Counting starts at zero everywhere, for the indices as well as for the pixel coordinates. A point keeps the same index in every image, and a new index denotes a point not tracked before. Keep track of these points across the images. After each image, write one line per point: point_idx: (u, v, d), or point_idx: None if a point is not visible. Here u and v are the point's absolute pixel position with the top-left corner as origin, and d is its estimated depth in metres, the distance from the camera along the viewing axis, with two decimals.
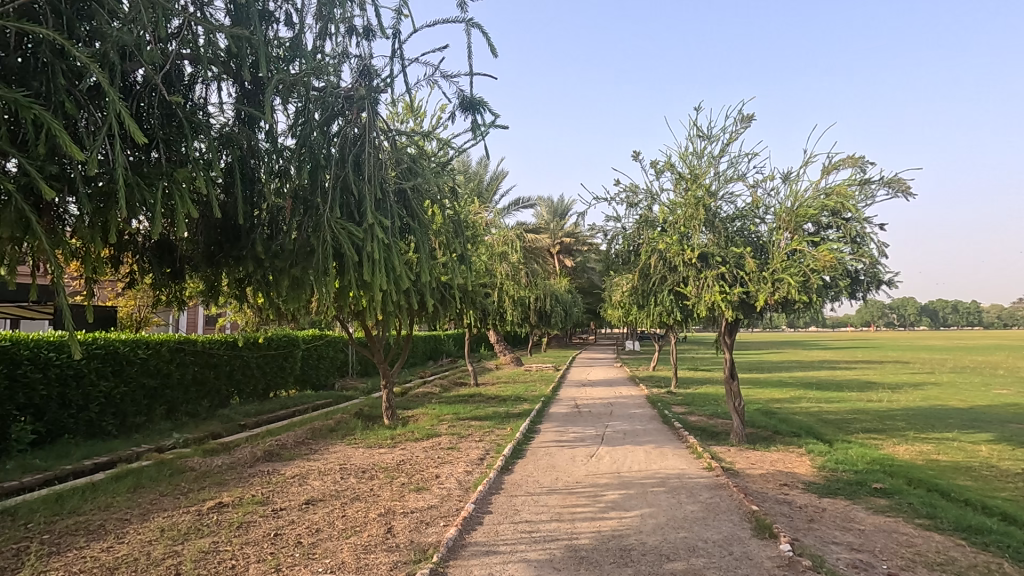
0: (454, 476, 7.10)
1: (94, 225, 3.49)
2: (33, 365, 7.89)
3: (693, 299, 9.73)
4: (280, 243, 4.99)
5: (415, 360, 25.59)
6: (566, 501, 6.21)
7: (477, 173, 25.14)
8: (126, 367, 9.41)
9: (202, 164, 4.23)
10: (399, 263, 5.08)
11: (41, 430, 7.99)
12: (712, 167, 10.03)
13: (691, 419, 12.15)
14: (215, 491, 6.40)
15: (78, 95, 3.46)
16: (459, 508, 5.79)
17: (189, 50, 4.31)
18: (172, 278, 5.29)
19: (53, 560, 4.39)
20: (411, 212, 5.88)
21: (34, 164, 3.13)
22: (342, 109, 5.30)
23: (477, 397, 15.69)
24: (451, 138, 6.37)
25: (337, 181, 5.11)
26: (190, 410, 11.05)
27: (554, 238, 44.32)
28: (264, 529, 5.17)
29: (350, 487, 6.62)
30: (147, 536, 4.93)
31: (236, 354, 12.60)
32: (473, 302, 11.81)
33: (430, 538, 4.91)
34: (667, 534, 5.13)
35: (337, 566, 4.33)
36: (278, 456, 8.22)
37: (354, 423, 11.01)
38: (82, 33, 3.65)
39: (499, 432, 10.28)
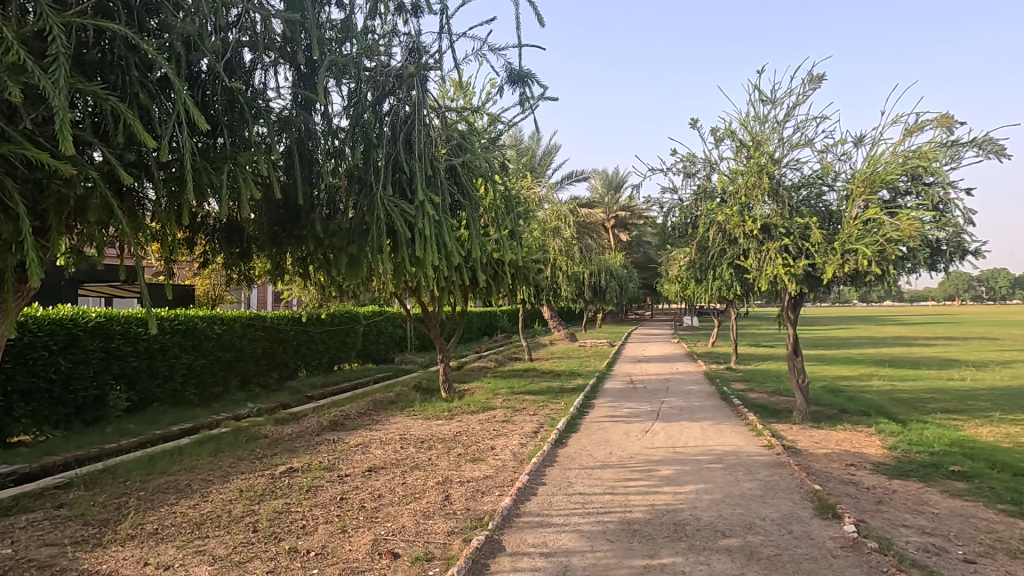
0: (509, 448, 7.25)
1: (171, 208, 3.70)
2: (125, 339, 8.58)
3: (755, 272, 9.35)
4: (337, 223, 5.16)
5: (471, 336, 26.16)
6: (619, 475, 6.24)
7: (529, 147, 24.88)
8: (204, 341, 10.11)
9: (263, 148, 4.36)
10: (450, 238, 5.15)
11: (134, 398, 8.76)
12: (776, 132, 9.52)
13: (751, 396, 11.85)
14: (287, 456, 6.84)
15: (150, 86, 3.59)
16: (514, 479, 5.92)
17: (248, 37, 4.38)
18: (241, 258, 5.52)
19: (149, 514, 4.87)
20: (462, 188, 5.90)
21: (114, 153, 3.25)
22: (393, 88, 5.35)
23: (532, 372, 15.88)
24: (499, 113, 6.31)
25: (390, 159, 5.21)
26: (262, 381, 11.80)
27: (609, 212, 43.72)
28: (331, 492, 5.50)
29: (409, 456, 6.90)
30: (227, 495, 5.35)
31: (302, 330, 13.23)
32: (527, 278, 11.87)
33: (485, 507, 5.08)
34: (723, 511, 5.06)
35: (398, 530, 4.56)
36: (342, 426, 8.66)
37: (413, 395, 11.43)
38: (151, 26, 3.77)
39: (553, 407, 10.41)
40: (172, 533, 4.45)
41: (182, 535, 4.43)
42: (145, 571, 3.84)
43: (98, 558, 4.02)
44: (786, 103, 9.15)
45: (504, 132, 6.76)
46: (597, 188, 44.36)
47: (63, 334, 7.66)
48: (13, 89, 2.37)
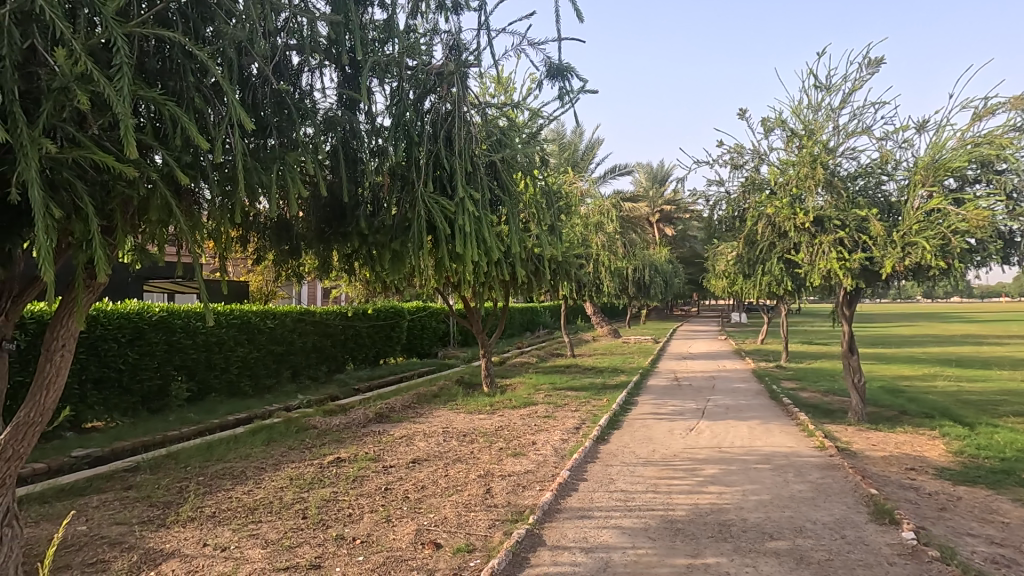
0: (551, 443, 7.25)
1: (225, 207, 3.86)
2: (185, 332, 9.06)
3: (806, 266, 8.98)
4: (381, 219, 5.27)
5: (513, 331, 26.29)
6: (662, 473, 6.15)
7: (571, 142, 24.70)
8: (257, 335, 10.55)
9: (310, 148, 4.49)
10: (489, 234, 5.17)
11: (194, 388, 9.24)
12: (831, 120, 9.11)
13: (803, 395, 11.42)
14: (334, 447, 7.07)
15: (205, 90, 3.74)
16: (555, 475, 5.92)
17: (295, 41, 4.50)
18: (290, 254, 5.71)
19: (208, 498, 5.13)
20: (502, 183, 5.90)
21: (173, 155, 3.41)
22: (434, 86, 5.41)
23: (574, 368, 15.82)
24: (539, 108, 6.28)
25: (431, 156, 5.27)
26: (312, 374, 12.22)
27: (653, 206, 42.95)
28: (376, 483, 5.65)
29: (452, 449, 7.01)
30: (279, 483, 5.58)
31: (349, 324, 13.62)
32: (568, 273, 11.81)
33: (526, 501, 5.10)
34: (771, 513, 4.91)
35: (440, 521, 4.65)
36: (387, 418, 8.87)
37: (456, 389, 11.60)
38: (206, 34, 3.92)
39: (595, 403, 10.34)
40: (229, 517, 4.69)
41: (237, 519, 4.65)
42: (204, 551, 4.06)
43: (161, 538, 4.28)
44: (841, 89, 8.74)
45: (544, 126, 6.73)
46: (641, 182, 43.60)
47: (130, 327, 8.15)
48: (81, 98, 2.53)
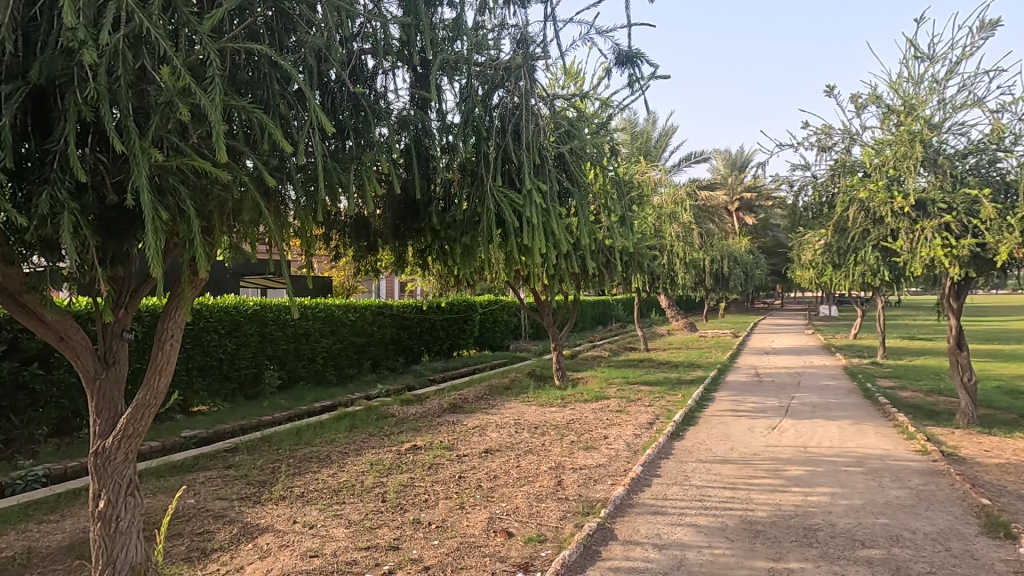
0: (623, 438, 7.15)
1: (308, 207, 4.08)
2: (276, 324, 9.74)
3: (906, 254, 8.24)
4: (453, 215, 5.38)
5: (584, 325, 26.06)
6: (741, 472, 5.91)
7: (644, 130, 24.11)
8: (340, 327, 11.14)
9: (385, 147, 4.65)
10: (558, 226, 5.14)
11: (284, 376, 9.92)
12: (935, 93, 8.31)
13: (902, 395, 10.53)
14: (411, 435, 7.35)
15: (289, 97, 3.95)
16: (627, 469, 5.84)
17: (370, 44, 4.66)
18: (369, 250, 5.98)
19: (297, 479, 5.51)
20: (571, 175, 5.84)
21: (262, 159, 3.65)
22: (502, 80, 5.46)
23: (648, 362, 15.46)
24: (609, 97, 6.17)
25: (499, 150, 5.30)
26: (390, 365, 12.76)
27: (732, 194, 41.04)
28: (451, 470, 5.83)
29: (523, 441, 7.09)
30: (360, 467, 5.89)
31: (424, 317, 14.07)
32: (641, 265, 11.55)
33: (598, 494, 5.07)
34: (863, 519, 4.58)
35: (512, 510, 4.72)
36: (461, 409, 9.11)
37: (527, 382, 11.69)
38: (290, 44, 4.13)
39: (670, 398, 10.07)
40: (315, 497, 5.01)
41: (323, 499, 4.97)
42: (294, 527, 4.37)
43: (258, 513, 4.65)
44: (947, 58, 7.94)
45: (615, 116, 6.61)
46: (719, 169, 41.75)
47: (229, 320, 8.87)
48: (182, 110, 2.78)
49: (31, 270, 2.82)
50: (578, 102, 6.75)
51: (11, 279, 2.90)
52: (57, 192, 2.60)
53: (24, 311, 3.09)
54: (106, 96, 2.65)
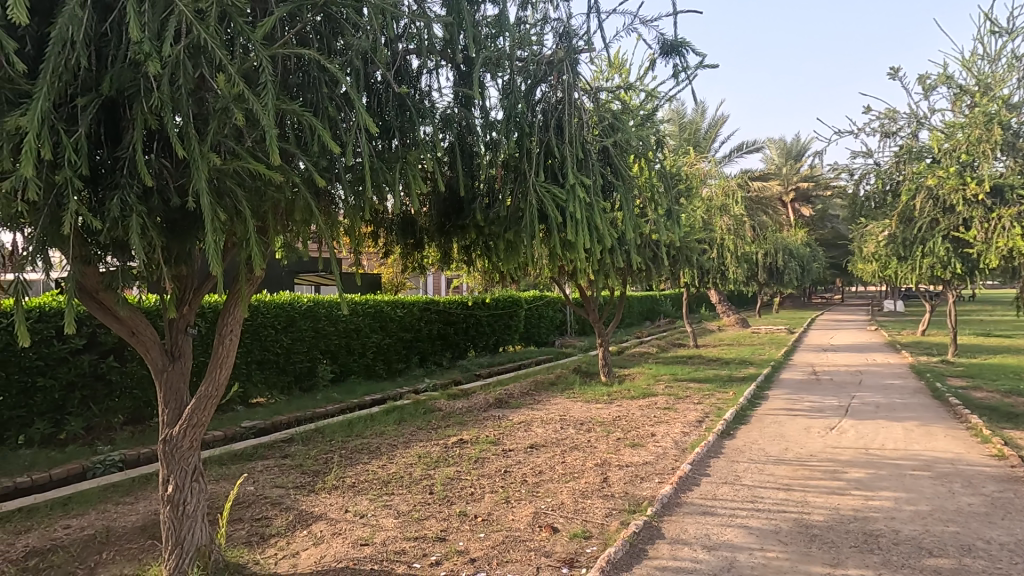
0: (671, 436, 7.01)
1: (357, 206, 4.19)
2: (328, 320, 10.08)
3: (980, 245, 7.69)
4: (496, 211, 5.40)
5: (631, 321, 25.70)
6: (796, 473, 5.69)
7: (693, 121, 23.52)
8: (389, 323, 11.42)
9: (429, 146, 4.72)
10: (601, 221, 5.08)
11: (337, 370, 10.26)
12: (1014, 71, 7.71)
13: (976, 395, 9.85)
14: (458, 429, 7.46)
15: (337, 99, 4.07)
16: (675, 467, 5.73)
17: (414, 45, 4.73)
18: (415, 247, 6.11)
19: (348, 470, 5.69)
20: (615, 169, 5.76)
21: (312, 161, 3.77)
22: (545, 75, 5.44)
23: (697, 359, 15.09)
24: (654, 88, 6.05)
25: (542, 145, 5.28)
26: (437, 360, 12.98)
27: (787, 184, 39.42)
28: (496, 465, 5.88)
29: (569, 437, 7.07)
30: (409, 459, 6.03)
31: (470, 313, 14.22)
32: (690, 260, 11.27)
33: (645, 492, 5.01)
34: (931, 526, 4.33)
35: (557, 506, 4.72)
36: (506, 404, 9.17)
37: (573, 378, 11.64)
38: (338, 47, 4.25)
39: (720, 396, 9.80)
40: (366, 487, 5.16)
41: (373, 489, 5.12)
42: (346, 516, 4.52)
43: (312, 502, 4.83)
44: None
45: (660, 107, 6.48)
46: (773, 159, 40.20)
47: (284, 315, 9.25)
48: (237, 116, 2.92)
49: (105, 269, 3.02)
50: (623, 95, 6.65)
51: (88, 278, 3.11)
52: (126, 196, 2.77)
53: (100, 307, 3.32)
54: (169, 104, 2.81)
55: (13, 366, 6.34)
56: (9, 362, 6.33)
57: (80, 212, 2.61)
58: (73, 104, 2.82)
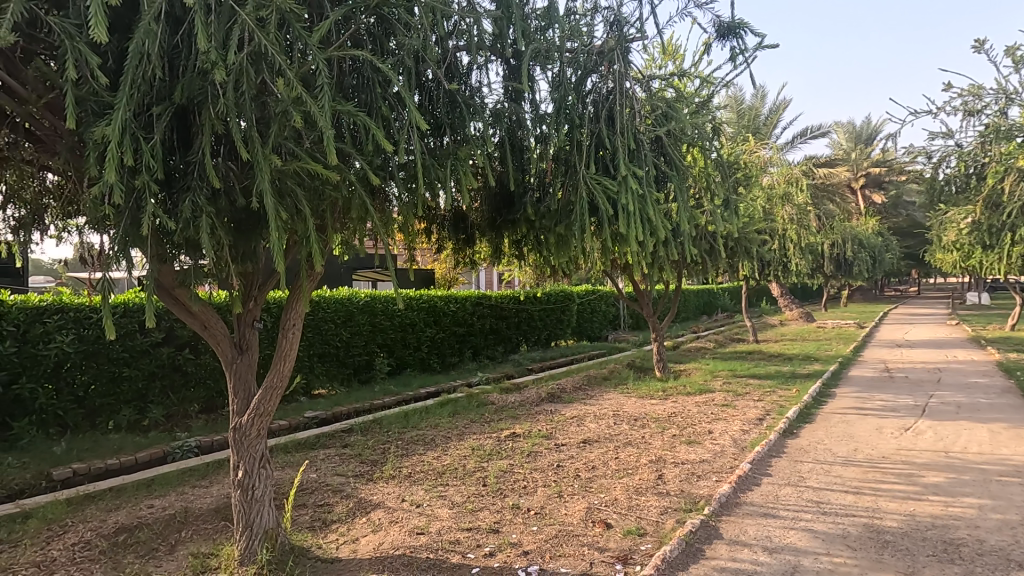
0: (729, 434, 6.79)
1: (410, 203, 4.27)
2: (384, 315, 10.36)
3: None
4: (547, 205, 5.38)
5: (687, 315, 25.04)
6: (867, 475, 5.38)
7: (751, 108, 22.60)
8: (442, 317, 11.62)
9: (479, 141, 4.74)
10: (654, 212, 4.96)
11: (393, 363, 10.55)
12: None
13: None
14: (510, 422, 7.51)
15: (390, 98, 4.15)
16: (734, 466, 5.55)
17: (464, 41, 4.76)
18: (467, 243, 6.20)
19: (405, 460, 5.84)
20: (669, 159, 5.60)
21: (367, 160, 3.87)
22: (596, 66, 5.36)
23: (757, 354, 14.53)
24: (710, 74, 5.84)
25: (593, 137, 5.20)
26: (490, 354, 13.12)
27: (857, 170, 37.17)
28: (549, 459, 5.88)
29: (622, 432, 6.97)
30: (462, 451, 6.13)
31: (522, 308, 14.26)
32: (749, 252, 10.84)
33: (702, 491, 4.88)
34: (1021, 537, 3.99)
35: (610, 502, 4.67)
36: (559, 399, 9.14)
37: (627, 373, 11.47)
38: (390, 47, 4.32)
39: (783, 393, 9.40)
40: (421, 478, 5.29)
41: (428, 480, 5.24)
42: (402, 505, 4.65)
43: (371, 490, 5.00)
44: None
45: (717, 94, 6.25)
46: (840, 144, 38.04)
47: (343, 310, 9.58)
48: (296, 118, 3.03)
49: (179, 268, 3.22)
50: (677, 82, 6.46)
51: (165, 275, 3.32)
52: (197, 199, 2.94)
53: (176, 303, 3.54)
54: (234, 110, 2.96)
55: (102, 357, 6.89)
56: (99, 354, 6.88)
57: (157, 214, 2.80)
58: (150, 113, 3.01)
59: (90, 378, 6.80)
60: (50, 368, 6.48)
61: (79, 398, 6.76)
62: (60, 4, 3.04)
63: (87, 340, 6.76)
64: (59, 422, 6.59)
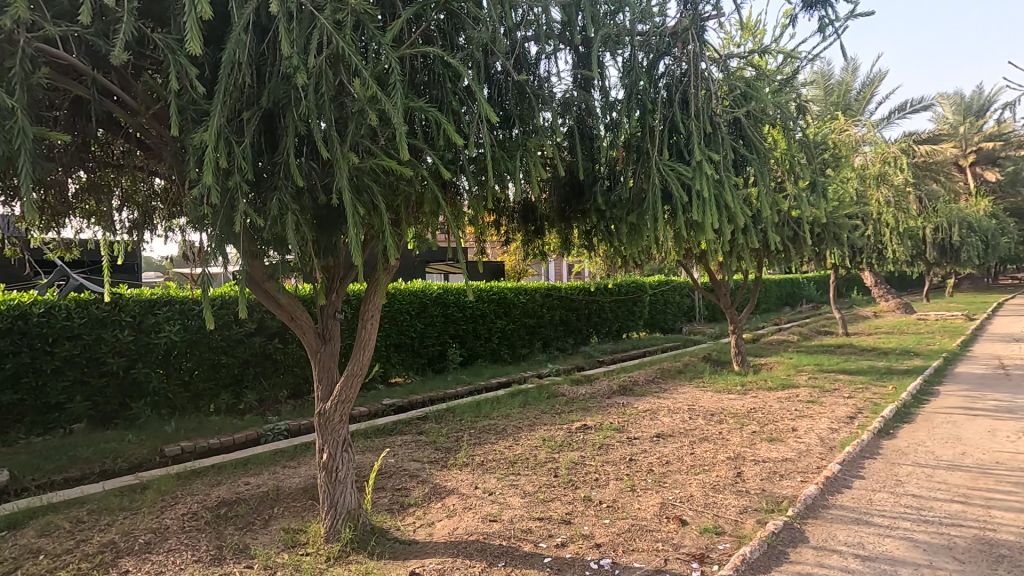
0: (816, 432, 6.40)
1: (480, 195, 4.32)
2: (456, 306, 10.59)
3: None
4: (618, 193, 5.26)
5: (768, 306, 23.78)
6: (977, 482, 4.90)
7: (841, 83, 20.96)
8: (512, 308, 11.72)
9: (548, 131, 4.72)
10: (732, 198, 4.72)
11: (465, 353, 10.78)
12: None
13: None
14: (581, 414, 7.47)
15: (460, 92, 4.20)
16: (821, 467, 5.23)
17: (532, 31, 4.72)
18: (536, 234, 6.21)
19: (477, 449, 5.96)
20: (748, 142, 5.31)
21: (439, 155, 3.94)
22: (669, 48, 5.17)
23: (848, 348, 13.57)
24: (794, 49, 5.45)
25: (666, 122, 5.02)
26: (560, 345, 13.10)
27: (965, 146, 33.63)
28: (621, 452, 5.80)
29: (698, 427, 6.75)
30: (533, 442, 6.17)
31: (593, 299, 14.10)
32: (838, 238, 10.10)
33: (784, 491, 4.64)
34: None
35: (686, 499, 4.54)
36: (631, 392, 8.98)
37: (702, 366, 11.08)
38: (459, 42, 4.36)
39: (877, 390, 8.72)
40: (493, 466, 5.39)
41: (500, 469, 5.32)
42: (475, 492, 4.76)
43: (445, 476, 5.16)
44: None
45: (803, 69, 5.85)
46: (945, 117, 34.51)
47: (417, 302, 9.90)
48: (371, 116, 3.14)
49: (269, 263, 3.44)
50: (757, 60, 6.10)
51: (257, 270, 3.56)
52: (283, 196, 3.13)
53: (267, 296, 3.79)
54: (315, 111, 3.11)
55: (204, 346, 7.53)
56: (201, 343, 7.51)
57: (249, 213, 3.00)
58: (241, 118, 3.22)
59: (194, 364, 7.46)
60: (160, 355, 7.16)
61: (185, 382, 7.43)
62: (162, 22, 3.32)
63: (191, 330, 7.41)
64: (169, 404, 7.28)
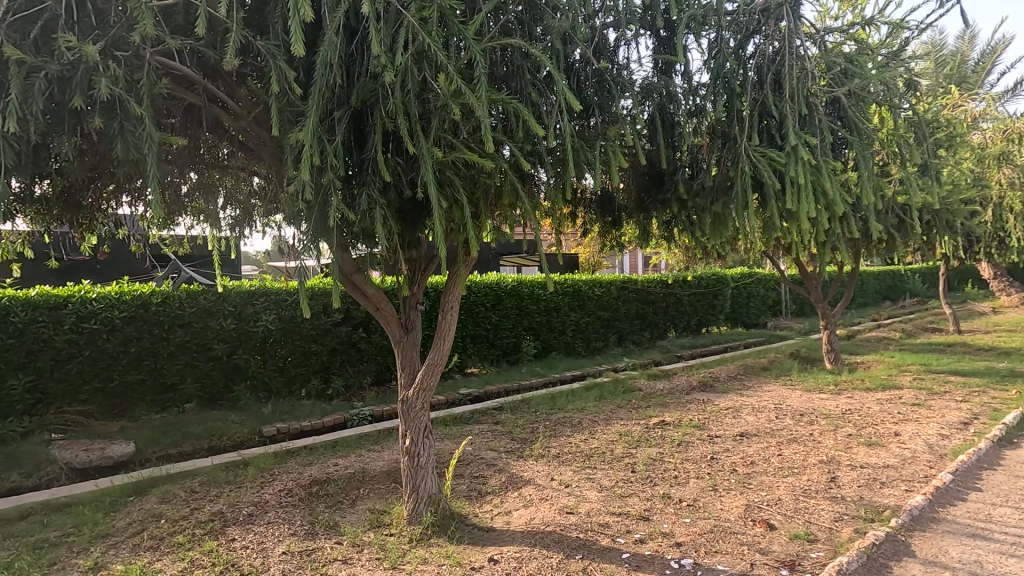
0: (922, 437, 5.86)
1: (558, 187, 4.30)
2: (531, 298, 10.63)
3: None
4: (701, 181, 5.04)
5: (865, 300, 21.99)
6: None
7: (955, 52, 18.86)
8: (587, 301, 11.62)
9: (629, 120, 4.61)
10: (830, 184, 4.39)
11: (540, 346, 10.82)
12: None
13: None
14: (659, 410, 7.28)
15: (539, 83, 4.19)
16: (929, 475, 4.79)
17: (613, 17, 4.61)
18: (614, 226, 6.05)
19: (553, 441, 5.96)
20: (848, 123, 4.92)
21: (519, 147, 3.95)
22: (758, 26, 4.91)
23: (960, 347, 12.29)
24: (903, 18, 4.98)
25: (756, 106, 4.76)
26: (636, 339, 12.85)
27: None
28: (702, 450, 5.59)
29: (786, 428, 6.38)
30: (609, 436, 6.09)
31: (670, 292, 13.68)
32: (950, 225, 9.14)
33: (886, 500, 4.30)
34: None
35: (773, 502, 4.32)
36: (712, 388, 8.64)
37: (790, 363, 10.46)
38: (538, 33, 4.34)
39: (995, 394, 7.84)
40: (569, 459, 5.38)
41: (576, 462, 5.30)
42: (552, 484, 4.78)
43: (522, 467, 5.21)
44: None
45: (913, 40, 5.33)
46: None
47: (492, 295, 10.04)
48: (455, 111, 3.21)
49: (357, 256, 3.60)
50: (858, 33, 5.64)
51: (347, 263, 3.73)
52: (372, 192, 3.27)
53: (355, 288, 3.97)
54: (401, 108, 3.21)
55: (296, 334, 8.05)
56: (294, 331, 8.04)
57: (341, 208, 3.16)
58: (332, 117, 3.39)
59: (288, 351, 8.00)
60: (258, 342, 7.73)
61: (279, 368, 7.98)
62: (262, 30, 3.56)
63: (285, 319, 7.95)
64: (266, 388, 7.86)
